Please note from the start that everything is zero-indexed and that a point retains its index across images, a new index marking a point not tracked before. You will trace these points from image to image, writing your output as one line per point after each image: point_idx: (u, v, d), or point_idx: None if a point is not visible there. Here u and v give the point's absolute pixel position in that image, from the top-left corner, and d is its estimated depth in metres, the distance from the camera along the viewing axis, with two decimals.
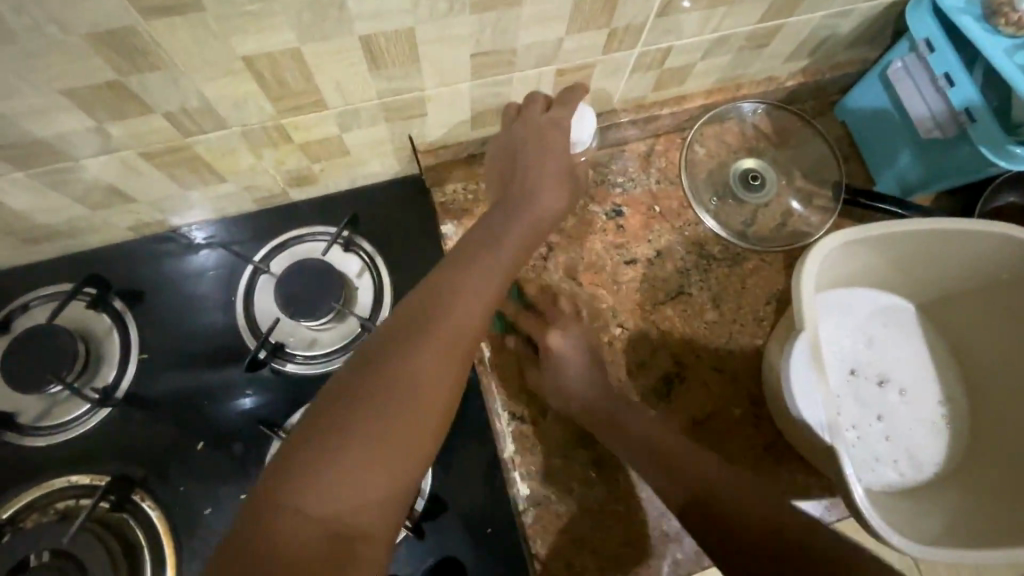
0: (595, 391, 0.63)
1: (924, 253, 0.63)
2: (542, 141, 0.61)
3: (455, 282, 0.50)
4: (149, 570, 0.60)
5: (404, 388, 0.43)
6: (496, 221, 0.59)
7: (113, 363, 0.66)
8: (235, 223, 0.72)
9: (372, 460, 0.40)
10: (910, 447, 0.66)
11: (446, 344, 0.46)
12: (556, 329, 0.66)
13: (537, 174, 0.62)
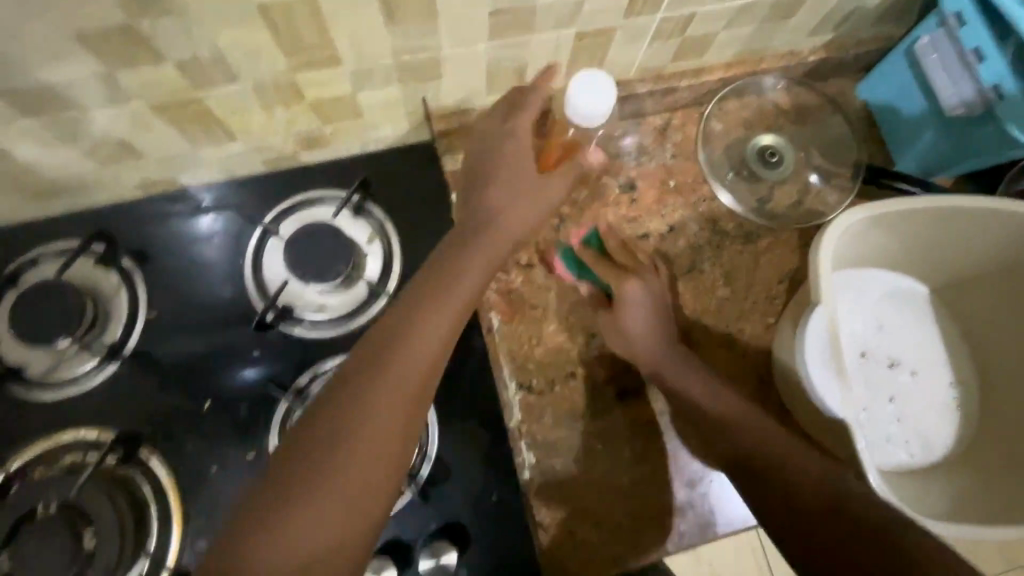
0: (662, 352, 0.64)
1: (939, 236, 0.62)
2: (501, 153, 0.60)
3: (411, 318, 0.49)
4: (155, 527, 0.60)
5: (369, 440, 0.44)
6: (456, 243, 0.56)
7: (120, 321, 0.66)
8: (244, 185, 0.71)
9: (325, 516, 0.41)
10: (920, 428, 0.65)
11: (408, 385, 0.46)
12: (631, 279, 0.66)
13: (499, 192, 0.59)
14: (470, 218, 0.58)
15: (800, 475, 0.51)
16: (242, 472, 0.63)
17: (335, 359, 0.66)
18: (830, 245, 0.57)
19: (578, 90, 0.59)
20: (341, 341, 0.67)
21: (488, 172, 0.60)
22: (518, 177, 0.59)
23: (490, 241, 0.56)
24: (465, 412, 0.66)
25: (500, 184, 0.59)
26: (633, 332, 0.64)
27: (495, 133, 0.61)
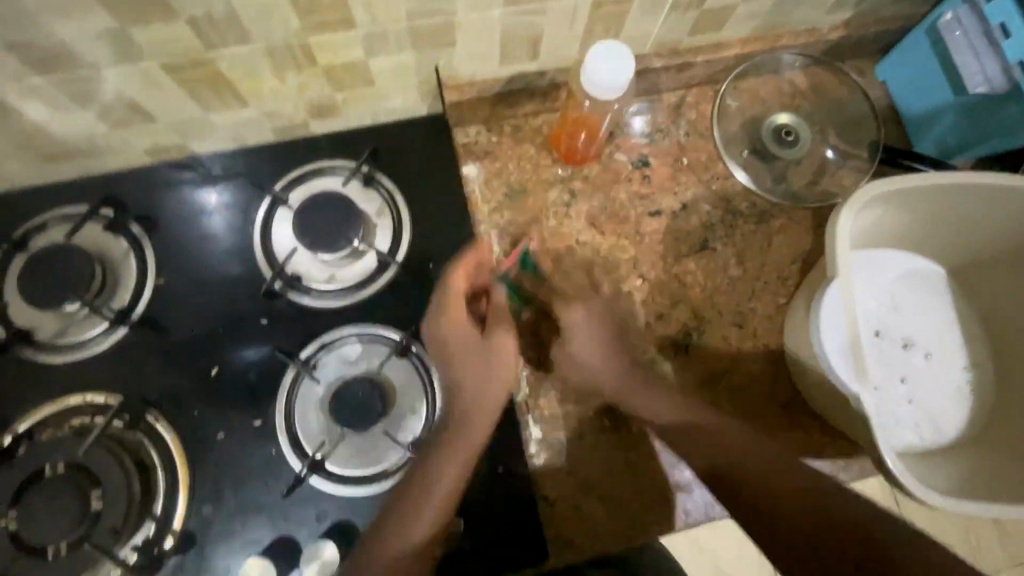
0: (620, 376, 0.63)
1: (958, 215, 0.61)
2: (467, 360, 0.61)
3: (443, 448, 0.58)
4: (161, 491, 0.60)
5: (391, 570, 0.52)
6: (456, 366, 0.61)
7: (129, 286, 0.66)
8: (253, 154, 0.71)
9: None
10: (932, 410, 0.64)
11: (433, 522, 0.55)
12: (574, 307, 0.65)
13: (468, 367, 0.61)
14: (455, 345, 0.61)
15: (787, 490, 0.53)
16: (248, 439, 0.62)
17: (342, 329, 0.65)
18: (846, 221, 0.56)
19: (599, 53, 0.58)
20: (349, 311, 0.67)
21: (451, 352, 0.61)
22: (475, 339, 0.61)
23: (479, 395, 0.61)
24: None
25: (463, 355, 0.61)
26: (579, 353, 0.64)
27: (443, 326, 0.61)
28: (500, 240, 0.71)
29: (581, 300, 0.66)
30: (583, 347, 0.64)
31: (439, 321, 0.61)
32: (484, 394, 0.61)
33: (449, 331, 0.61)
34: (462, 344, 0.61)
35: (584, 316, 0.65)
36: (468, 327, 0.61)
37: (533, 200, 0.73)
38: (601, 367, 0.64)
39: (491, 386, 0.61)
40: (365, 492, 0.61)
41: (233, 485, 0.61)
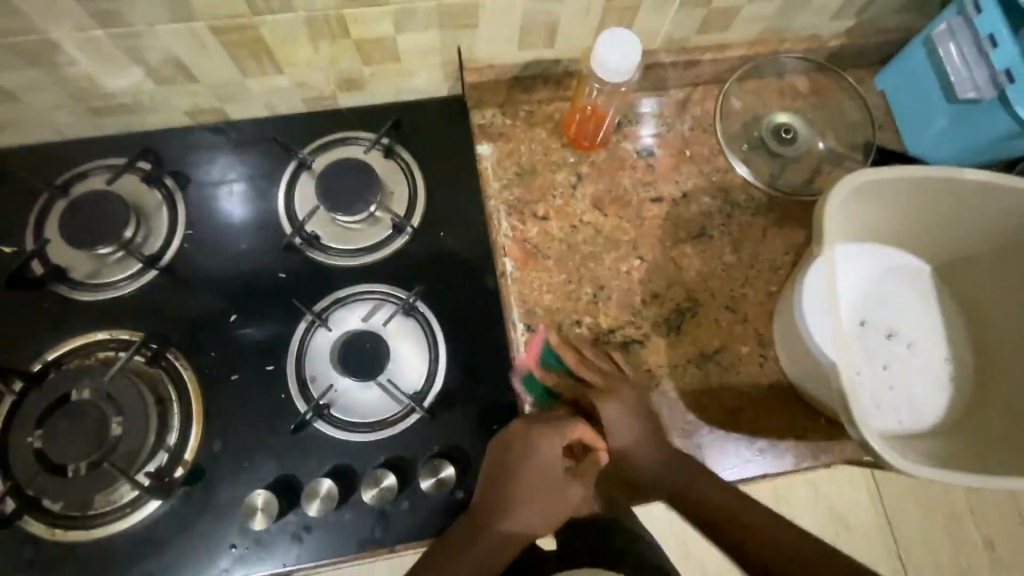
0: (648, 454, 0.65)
1: (943, 213, 0.64)
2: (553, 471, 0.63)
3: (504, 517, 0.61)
4: (176, 424, 0.63)
5: None
6: (537, 474, 0.62)
7: (160, 234, 0.70)
8: (282, 122, 0.75)
9: None
10: (911, 396, 0.67)
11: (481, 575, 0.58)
12: (614, 399, 0.65)
13: (539, 477, 0.62)
14: (539, 474, 0.62)
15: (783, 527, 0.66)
16: (258, 382, 0.66)
17: (355, 286, 0.70)
18: (836, 195, 0.59)
19: (612, 38, 0.63)
20: (362, 271, 0.71)
21: (536, 464, 0.61)
22: (556, 468, 0.63)
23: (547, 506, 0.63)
24: (473, 347, 0.69)
25: (536, 481, 0.62)
26: (634, 450, 0.65)
27: (548, 445, 0.62)
28: (507, 215, 0.75)
29: (616, 392, 0.66)
30: (619, 426, 0.65)
31: (546, 437, 0.62)
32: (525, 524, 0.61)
33: (545, 447, 0.62)
34: (548, 459, 0.62)
35: (620, 413, 0.65)
36: (555, 459, 0.62)
37: (541, 180, 0.77)
38: (632, 436, 0.65)
39: (524, 527, 0.61)
40: (366, 440, 0.64)
41: (242, 424, 0.64)
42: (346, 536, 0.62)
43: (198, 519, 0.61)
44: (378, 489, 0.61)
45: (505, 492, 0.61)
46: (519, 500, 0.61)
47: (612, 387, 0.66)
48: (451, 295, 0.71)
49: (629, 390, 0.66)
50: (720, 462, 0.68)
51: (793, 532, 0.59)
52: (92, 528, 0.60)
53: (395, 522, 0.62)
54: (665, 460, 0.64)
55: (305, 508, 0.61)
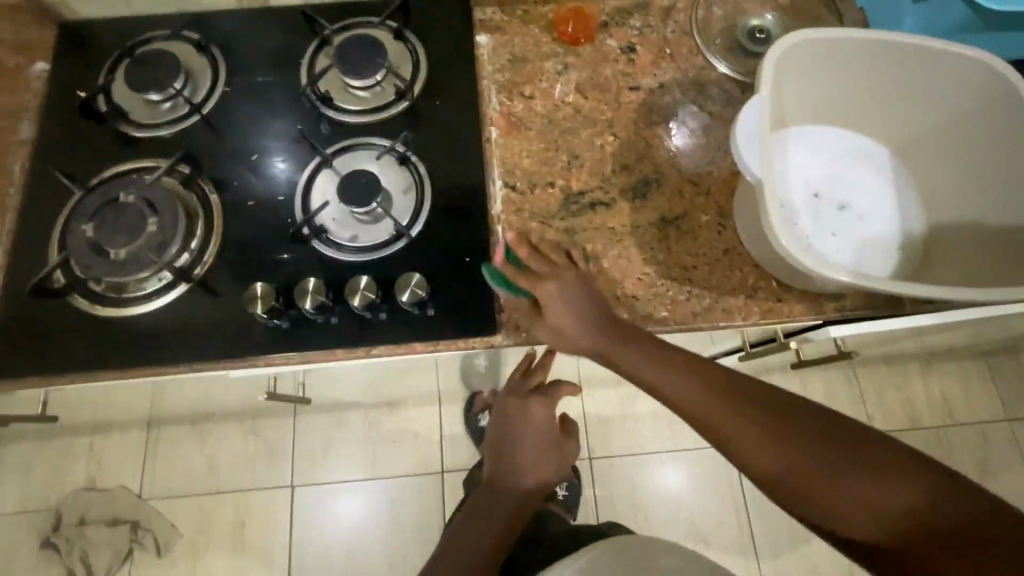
0: (602, 339, 0.65)
1: (906, 81, 0.69)
2: (541, 434, 0.78)
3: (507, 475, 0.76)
4: (198, 233, 0.75)
5: (464, 548, 0.69)
6: (527, 440, 0.77)
7: (203, 91, 0.83)
8: (311, 8, 0.88)
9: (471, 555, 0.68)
10: (856, 258, 0.72)
11: (500, 521, 0.72)
12: (550, 282, 0.66)
13: (535, 441, 0.77)
14: (532, 438, 0.77)
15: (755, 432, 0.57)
16: (269, 209, 0.77)
17: (359, 138, 0.80)
18: (804, 36, 0.64)
19: None
20: (367, 129, 0.82)
21: (530, 431, 0.77)
22: (549, 432, 0.79)
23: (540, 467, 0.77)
24: (456, 196, 0.78)
25: (531, 439, 0.77)
26: (570, 327, 0.66)
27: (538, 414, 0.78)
28: (497, 93, 0.84)
29: (555, 275, 0.67)
30: (561, 317, 0.66)
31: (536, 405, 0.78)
32: (530, 479, 0.75)
33: (536, 410, 0.78)
34: (540, 422, 0.78)
35: (558, 293, 0.65)
36: (544, 421, 0.78)
37: (531, 67, 0.86)
38: (578, 323, 0.65)
39: (525, 479, 0.75)
40: (353, 259, 0.74)
41: (252, 240, 0.75)
42: (331, 336, 0.72)
43: (209, 311, 0.73)
44: (362, 292, 0.70)
45: (514, 461, 0.76)
46: (523, 460, 0.76)
47: (548, 273, 0.67)
48: (440, 154, 0.80)
49: (564, 282, 0.66)
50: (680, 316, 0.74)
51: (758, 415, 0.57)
52: (123, 309, 0.72)
53: (373, 328, 0.72)
54: (616, 333, 0.65)
55: (301, 304, 0.70)
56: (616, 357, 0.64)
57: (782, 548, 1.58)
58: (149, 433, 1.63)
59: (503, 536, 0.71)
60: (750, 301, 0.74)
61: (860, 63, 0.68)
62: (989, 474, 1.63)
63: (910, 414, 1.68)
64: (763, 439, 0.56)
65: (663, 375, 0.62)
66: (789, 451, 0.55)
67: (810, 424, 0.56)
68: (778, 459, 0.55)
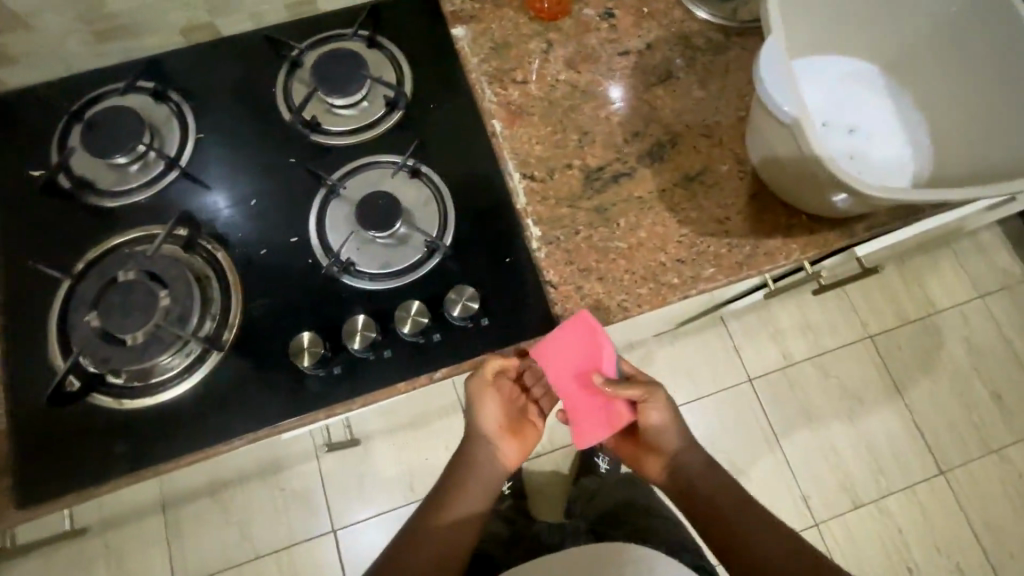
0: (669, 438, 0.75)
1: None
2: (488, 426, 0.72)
3: (468, 469, 0.73)
4: (216, 296, 0.69)
5: (433, 539, 0.70)
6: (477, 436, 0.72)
7: (173, 142, 0.76)
8: (269, 30, 0.81)
9: (440, 540, 0.70)
10: (878, 175, 0.74)
11: (467, 508, 0.72)
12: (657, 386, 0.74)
13: (479, 479, 0.72)
14: (479, 432, 0.72)
15: (710, 492, 0.74)
16: (286, 253, 0.71)
17: (360, 158, 0.76)
18: None
19: None
20: (365, 148, 0.77)
21: (482, 462, 0.72)
22: (496, 479, 0.74)
23: (494, 459, 0.73)
24: (476, 198, 0.75)
25: (480, 436, 0.72)
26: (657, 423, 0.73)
27: (488, 446, 0.72)
28: (490, 84, 0.80)
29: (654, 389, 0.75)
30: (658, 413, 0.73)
31: (482, 405, 0.71)
32: (490, 466, 0.73)
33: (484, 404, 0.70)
34: (489, 413, 0.71)
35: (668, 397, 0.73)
36: (490, 417, 0.72)
37: (516, 51, 0.83)
38: (659, 426, 0.74)
39: (485, 471, 0.73)
40: (390, 285, 0.70)
41: (277, 290, 0.70)
42: (389, 370, 0.68)
43: (253, 374, 0.67)
44: (412, 319, 0.67)
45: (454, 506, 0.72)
46: (480, 452, 0.72)
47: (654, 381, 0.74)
48: (448, 159, 0.77)
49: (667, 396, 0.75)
50: (727, 268, 0.74)
51: (717, 483, 0.75)
52: (156, 395, 0.66)
53: (429, 351, 0.69)
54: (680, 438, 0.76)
55: (350, 346, 0.66)
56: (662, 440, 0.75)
57: (816, 463, 1.66)
58: (167, 516, 1.52)
59: (467, 526, 0.72)
60: (787, 238, 0.76)
61: None
62: (976, 347, 1.77)
63: (898, 312, 1.79)
64: (734, 518, 0.72)
65: (687, 459, 0.76)
66: (738, 518, 0.72)
67: (764, 526, 0.72)
68: (741, 535, 0.71)
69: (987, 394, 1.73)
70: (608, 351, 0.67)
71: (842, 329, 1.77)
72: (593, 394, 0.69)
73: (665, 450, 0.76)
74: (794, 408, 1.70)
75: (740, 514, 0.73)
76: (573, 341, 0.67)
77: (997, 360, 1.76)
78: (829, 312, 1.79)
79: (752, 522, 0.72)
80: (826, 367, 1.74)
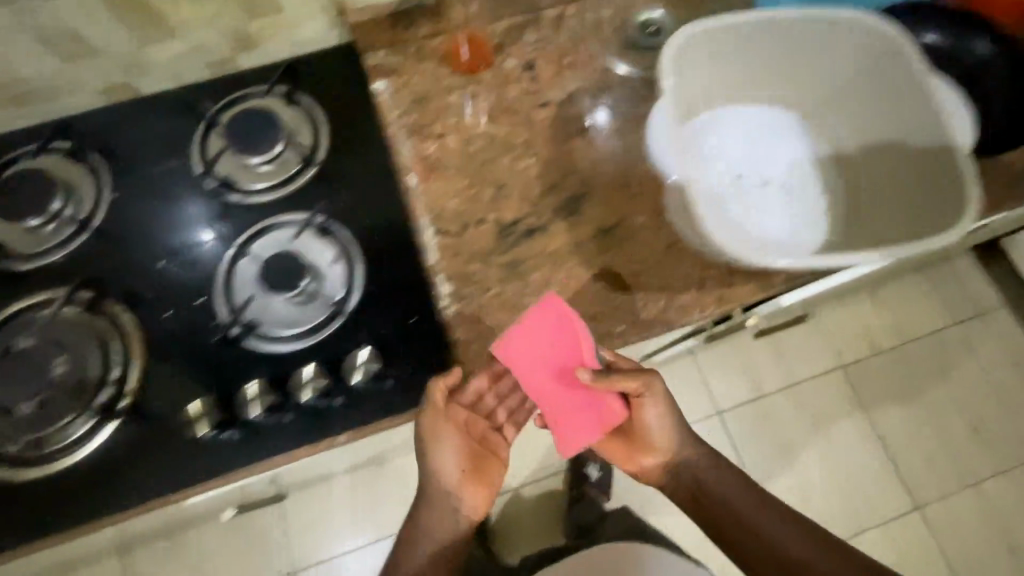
0: (671, 435, 0.75)
1: (797, 46, 0.71)
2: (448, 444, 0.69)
3: (438, 483, 0.71)
4: (117, 358, 0.69)
5: (424, 545, 0.71)
6: (439, 456, 0.69)
7: (89, 201, 0.76)
8: (189, 88, 0.82)
9: (430, 547, 0.71)
10: (791, 229, 0.74)
11: (447, 516, 0.72)
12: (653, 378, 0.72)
13: (451, 490, 0.71)
14: (435, 454, 0.69)
15: (719, 489, 0.75)
16: (192, 313, 0.71)
17: (271, 217, 0.76)
18: (692, 30, 0.66)
19: None
20: (280, 205, 0.77)
21: (446, 480, 0.70)
22: (469, 495, 0.72)
23: (457, 472, 0.71)
24: (387, 254, 0.75)
25: (438, 456, 0.70)
26: (657, 422, 0.73)
27: (451, 468, 0.70)
28: (408, 138, 0.80)
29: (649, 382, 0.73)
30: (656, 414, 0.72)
31: (440, 448, 0.69)
32: (453, 481, 0.71)
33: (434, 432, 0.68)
34: (443, 437, 0.68)
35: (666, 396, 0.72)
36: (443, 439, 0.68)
37: (436, 103, 0.83)
38: (655, 423, 0.73)
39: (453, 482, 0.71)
40: (296, 347, 0.70)
41: (181, 352, 0.70)
42: (287, 435, 0.67)
43: (150, 439, 0.67)
44: (312, 383, 0.67)
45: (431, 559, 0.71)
46: (440, 470, 0.70)
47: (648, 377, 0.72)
48: (362, 215, 0.77)
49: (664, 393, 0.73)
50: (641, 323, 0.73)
51: (724, 479, 0.76)
52: (53, 463, 0.65)
53: (330, 415, 0.68)
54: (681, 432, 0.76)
55: (250, 411, 0.66)
56: (665, 441, 0.75)
57: (789, 498, 1.61)
58: (123, 558, 1.50)
59: (452, 529, 0.72)
60: (703, 292, 0.74)
61: (748, 45, 0.71)
62: (951, 376, 1.74)
63: (870, 341, 1.76)
64: (748, 510, 0.73)
65: (692, 456, 0.77)
66: (752, 510, 0.73)
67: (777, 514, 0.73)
68: (758, 525, 0.72)
69: (963, 426, 1.69)
70: (582, 348, 0.66)
71: (813, 360, 1.74)
72: (574, 392, 0.68)
73: (668, 447, 0.76)
74: (765, 441, 1.67)
75: (753, 507, 0.73)
76: (541, 344, 0.66)
77: (973, 390, 1.72)
78: (801, 342, 1.76)
79: (766, 513, 0.73)
80: (797, 399, 1.71)
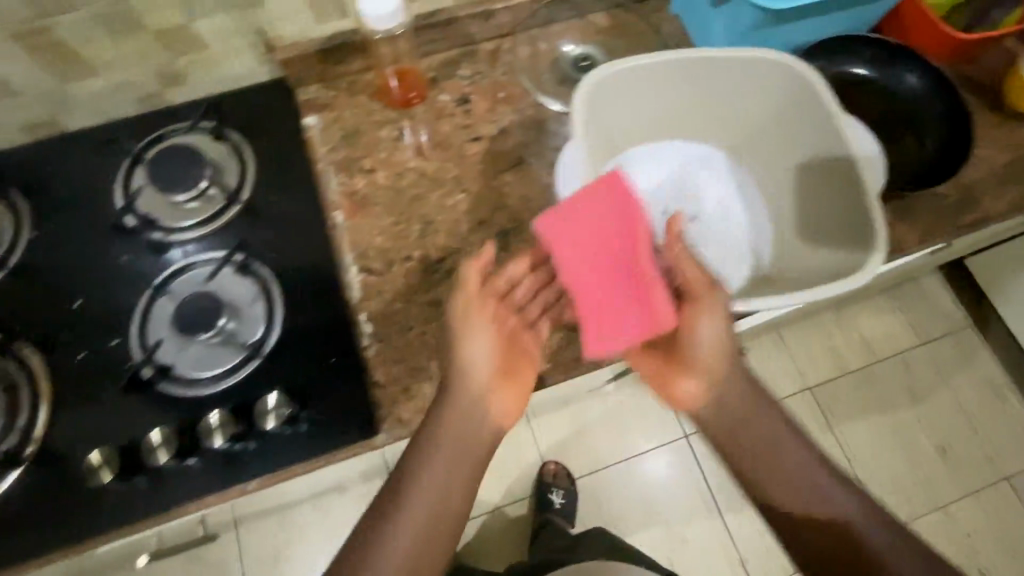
0: (719, 361, 0.64)
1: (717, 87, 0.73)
2: (481, 335, 0.63)
3: (450, 402, 0.63)
4: (24, 404, 0.68)
5: (422, 487, 0.61)
6: (469, 349, 0.63)
7: (7, 240, 0.75)
8: (117, 124, 0.81)
9: (431, 484, 0.61)
10: (717, 267, 0.73)
11: (453, 453, 0.62)
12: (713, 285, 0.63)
13: (466, 405, 0.63)
14: (461, 353, 0.63)
15: (763, 441, 0.63)
16: (106, 355, 0.70)
17: (193, 255, 0.75)
18: (609, 70, 0.67)
19: None
20: (203, 241, 0.76)
21: (469, 384, 0.63)
22: (487, 414, 0.64)
23: (475, 384, 0.63)
24: (310, 292, 0.74)
25: (463, 359, 0.63)
26: (703, 342, 0.63)
27: (482, 363, 0.63)
28: (336, 174, 0.80)
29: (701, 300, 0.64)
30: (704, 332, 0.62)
31: (471, 334, 0.63)
32: (478, 389, 0.63)
33: (469, 312, 0.63)
34: (477, 323, 0.63)
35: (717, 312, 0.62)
36: (478, 324, 0.63)
37: (367, 138, 0.82)
38: (705, 341, 0.63)
39: (478, 392, 0.63)
40: (211, 390, 0.69)
41: (92, 396, 0.68)
42: (196, 482, 0.65)
43: (55, 487, 0.65)
44: (217, 429, 0.66)
45: (438, 497, 0.60)
46: (466, 373, 0.63)
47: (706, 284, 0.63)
48: (286, 253, 0.76)
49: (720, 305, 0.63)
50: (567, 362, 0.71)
51: (770, 428, 0.64)
52: None
53: (241, 461, 0.66)
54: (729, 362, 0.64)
55: (155, 460, 0.66)
56: (711, 369, 0.64)
57: None
58: None
59: (462, 461, 0.62)
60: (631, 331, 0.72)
61: (669, 85, 0.72)
62: (920, 397, 1.73)
63: (838, 362, 1.76)
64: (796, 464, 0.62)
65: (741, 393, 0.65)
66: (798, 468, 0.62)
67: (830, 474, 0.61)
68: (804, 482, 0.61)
69: (932, 448, 1.68)
70: (637, 216, 0.61)
71: (779, 382, 1.74)
72: (618, 283, 0.62)
73: (717, 376, 0.65)
74: None
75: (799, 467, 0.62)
76: (597, 209, 0.63)
77: (941, 411, 1.72)
78: (769, 363, 1.75)
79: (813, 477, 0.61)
80: None
